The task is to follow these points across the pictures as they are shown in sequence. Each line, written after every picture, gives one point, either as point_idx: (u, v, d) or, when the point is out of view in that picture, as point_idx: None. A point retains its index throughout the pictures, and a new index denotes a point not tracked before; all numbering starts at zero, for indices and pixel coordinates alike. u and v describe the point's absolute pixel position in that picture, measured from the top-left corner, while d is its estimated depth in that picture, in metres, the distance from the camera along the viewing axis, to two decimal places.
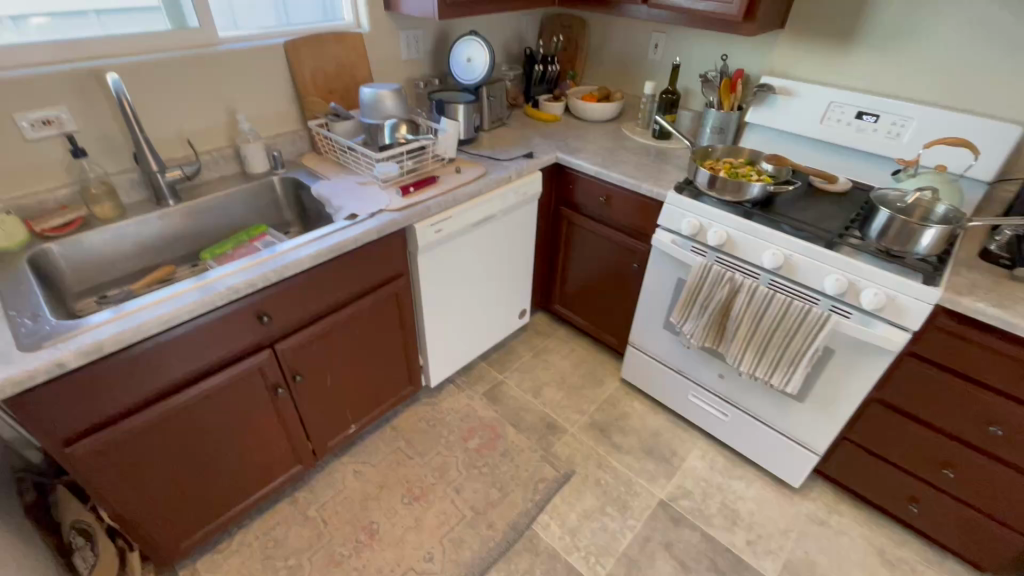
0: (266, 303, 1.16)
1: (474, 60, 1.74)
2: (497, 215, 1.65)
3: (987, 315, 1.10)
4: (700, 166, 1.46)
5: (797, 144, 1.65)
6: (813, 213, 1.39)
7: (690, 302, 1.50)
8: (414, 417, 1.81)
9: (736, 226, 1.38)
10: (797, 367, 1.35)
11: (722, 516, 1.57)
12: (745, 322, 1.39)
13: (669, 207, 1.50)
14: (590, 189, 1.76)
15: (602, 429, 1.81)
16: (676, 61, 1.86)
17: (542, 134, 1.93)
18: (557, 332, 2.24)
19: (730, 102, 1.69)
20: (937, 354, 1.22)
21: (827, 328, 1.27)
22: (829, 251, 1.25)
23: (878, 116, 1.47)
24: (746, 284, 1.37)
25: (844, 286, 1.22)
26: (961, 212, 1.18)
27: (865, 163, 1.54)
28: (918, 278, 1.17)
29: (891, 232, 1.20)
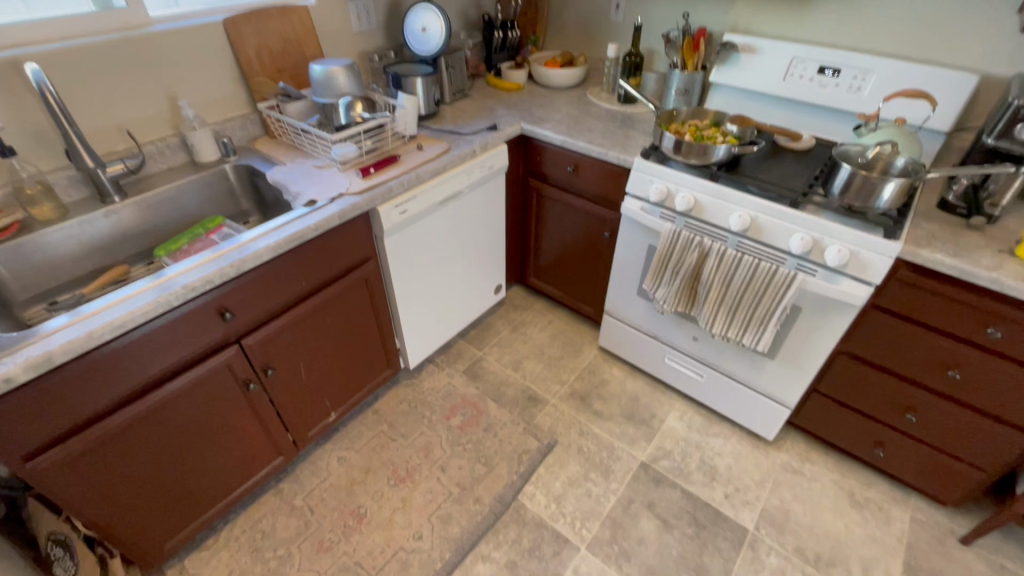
0: (226, 298, 1.12)
1: (430, 30, 1.67)
2: (464, 191, 1.62)
3: (944, 265, 1.13)
4: (665, 131, 1.44)
5: (761, 103, 1.65)
6: (778, 172, 1.39)
7: (662, 269, 1.51)
8: (395, 399, 1.81)
9: (703, 190, 1.38)
10: (767, 326, 1.37)
11: (701, 472, 1.62)
12: (715, 285, 1.41)
13: (637, 174, 1.49)
14: (557, 159, 1.73)
15: (582, 397, 1.84)
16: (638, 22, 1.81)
17: (505, 104, 1.88)
18: (534, 304, 2.24)
19: (694, 62, 1.66)
20: (899, 306, 1.26)
21: (794, 287, 1.29)
22: (794, 211, 1.26)
23: (839, 70, 1.47)
24: (714, 248, 1.38)
25: (809, 244, 1.24)
26: (921, 164, 1.18)
27: (828, 118, 1.54)
28: (880, 232, 1.19)
29: (853, 188, 1.20)
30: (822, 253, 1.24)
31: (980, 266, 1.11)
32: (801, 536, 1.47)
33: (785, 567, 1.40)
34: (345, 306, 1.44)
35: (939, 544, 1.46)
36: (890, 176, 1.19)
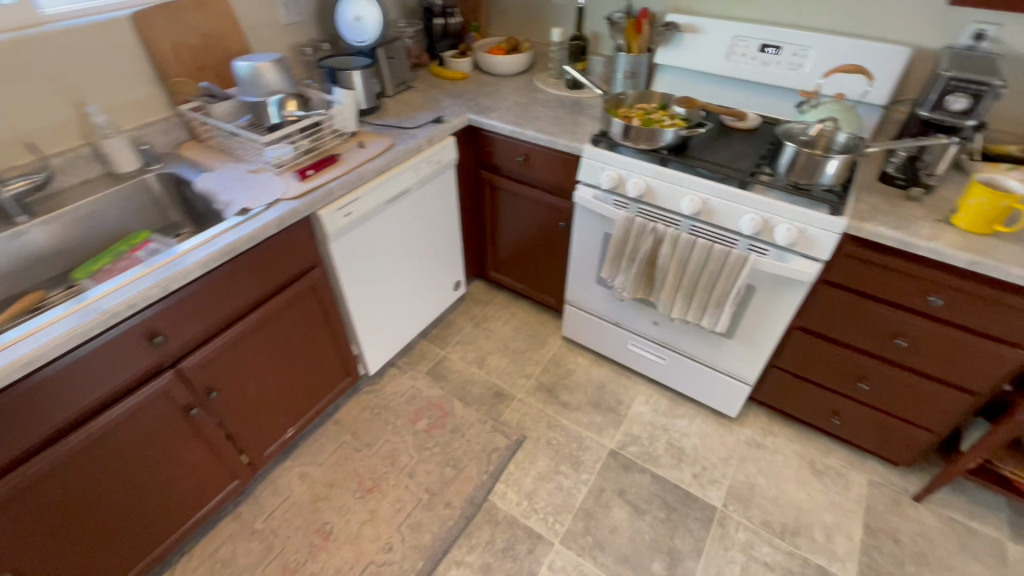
0: (155, 321, 1.03)
1: (364, 19, 1.59)
2: (413, 188, 1.55)
3: (886, 237, 1.16)
4: (613, 116, 1.42)
5: (708, 83, 1.64)
6: (726, 153, 1.39)
7: (618, 256, 1.50)
8: (357, 408, 1.74)
9: (654, 175, 1.37)
10: (724, 307, 1.38)
11: (669, 455, 1.64)
12: (671, 270, 1.41)
13: (587, 162, 1.46)
14: (507, 150, 1.68)
15: (549, 389, 1.83)
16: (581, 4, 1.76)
17: (451, 94, 1.81)
18: (496, 298, 2.20)
19: (638, 45, 1.64)
20: (847, 280, 1.28)
21: (747, 267, 1.30)
22: (743, 191, 1.26)
23: (780, 47, 1.47)
24: (668, 233, 1.37)
25: (759, 224, 1.24)
26: (860, 139, 1.21)
27: (772, 96, 1.55)
28: (825, 209, 1.21)
29: (798, 166, 1.21)
30: (772, 233, 1.25)
31: (920, 237, 1.14)
32: (767, 509, 1.51)
33: (753, 540, 1.43)
34: (292, 318, 1.37)
35: (894, 503, 1.53)
36: (833, 152, 1.21)
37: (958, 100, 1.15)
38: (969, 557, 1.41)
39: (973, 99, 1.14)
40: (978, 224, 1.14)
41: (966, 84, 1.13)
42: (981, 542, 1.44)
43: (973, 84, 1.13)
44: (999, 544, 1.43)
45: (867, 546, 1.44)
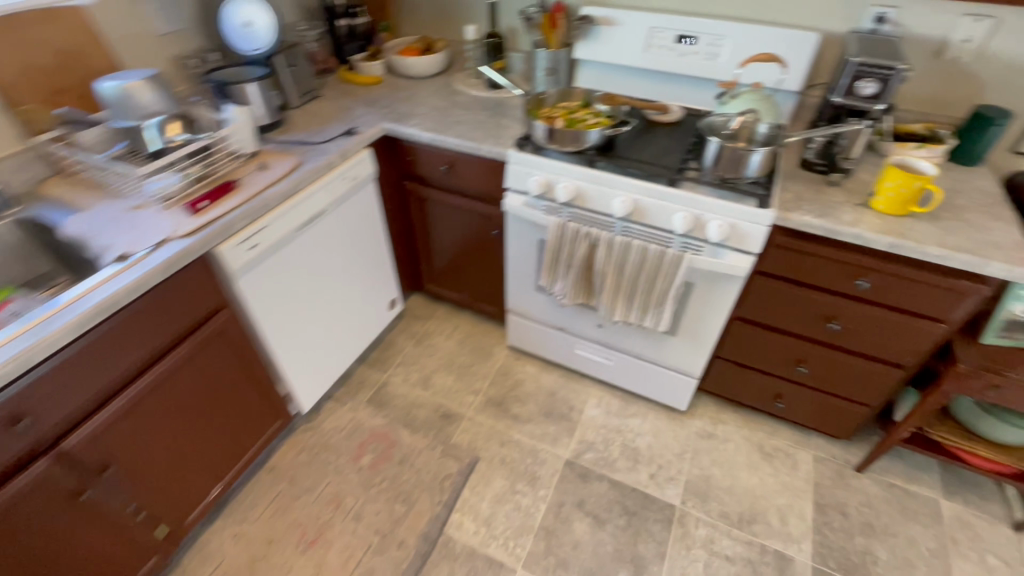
0: (17, 403, 0.87)
1: (255, 25, 1.44)
2: (328, 209, 1.42)
3: (812, 226, 1.16)
4: (536, 118, 1.36)
5: (629, 76, 1.60)
6: (652, 149, 1.35)
7: (555, 264, 1.44)
8: (293, 450, 1.60)
9: (582, 178, 1.31)
10: (665, 306, 1.36)
11: (625, 458, 1.61)
12: (609, 273, 1.37)
13: (514, 168, 1.39)
14: (429, 158, 1.58)
15: (499, 403, 1.76)
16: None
17: (363, 101, 1.68)
18: (436, 312, 2.10)
19: (556, 41, 1.58)
20: (780, 269, 1.29)
21: (683, 266, 1.27)
22: (672, 189, 1.23)
23: (695, 38, 1.45)
24: (602, 237, 1.32)
25: (691, 222, 1.22)
26: (780, 129, 1.22)
27: (692, 87, 1.53)
28: (753, 201, 1.20)
29: (723, 160, 1.20)
30: (704, 230, 1.23)
31: (843, 223, 1.15)
32: (724, 500, 1.52)
33: (713, 535, 1.44)
34: (199, 368, 1.22)
35: (839, 477, 1.58)
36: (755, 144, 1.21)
37: (868, 85, 1.16)
38: (910, 521, 1.48)
39: (882, 83, 1.15)
40: (895, 207, 1.16)
41: (874, 68, 1.14)
42: (919, 504, 1.52)
43: (881, 69, 1.14)
44: (934, 504, 1.52)
45: (819, 524, 1.47)
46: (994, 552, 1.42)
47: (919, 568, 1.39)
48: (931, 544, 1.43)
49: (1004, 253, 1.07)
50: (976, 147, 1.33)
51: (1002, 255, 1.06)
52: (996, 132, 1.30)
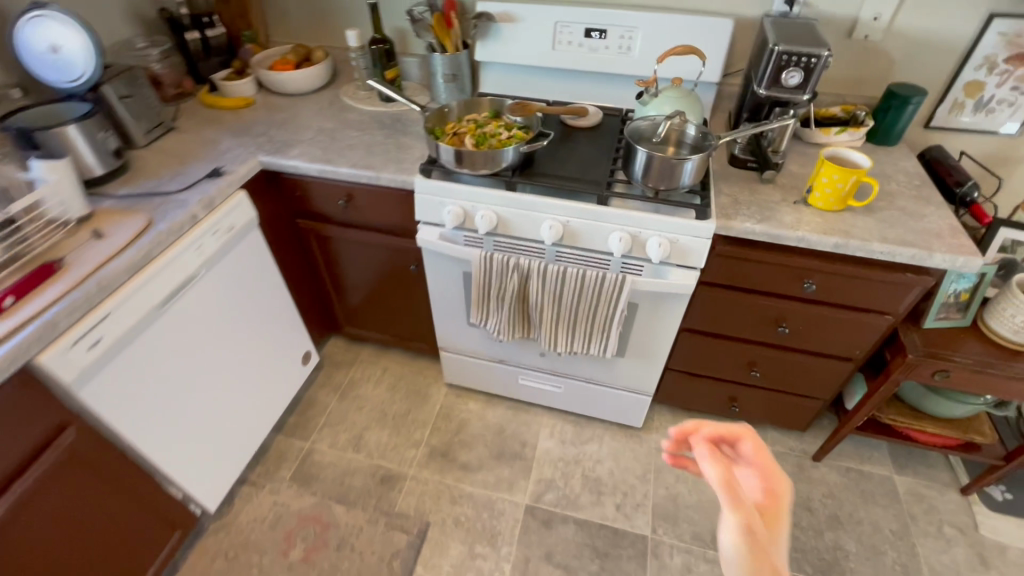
0: None
1: (65, 48, 1.13)
2: (200, 272, 1.15)
3: (754, 233, 1.08)
4: (439, 140, 1.15)
5: (538, 76, 1.45)
6: (576, 161, 1.21)
7: (485, 299, 1.27)
8: (204, 558, 1.34)
9: (503, 203, 1.14)
10: (610, 332, 1.23)
11: (588, 491, 1.50)
12: (546, 305, 1.21)
13: (423, 199, 1.19)
14: (322, 193, 1.35)
15: (444, 453, 1.58)
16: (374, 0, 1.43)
17: (232, 129, 1.40)
18: (359, 356, 1.87)
19: (452, 42, 1.39)
20: (725, 278, 1.19)
21: (625, 289, 1.14)
22: (604, 208, 1.09)
23: (605, 31, 1.31)
24: (534, 266, 1.17)
25: (629, 242, 1.09)
26: (710, 130, 1.09)
27: (608, 84, 1.40)
28: (692, 213, 1.08)
29: (654, 171, 1.06)
30: (643, 248, 1.11)
31: (786, 226, 1.07)
32: (694, 519, 1.44)
33: (689, 562, 1.36)
34: (40, 512, 0.93)
35: (799, 470, 1.56)
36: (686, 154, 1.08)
37: (791, 75, 1.08)
38: (870, 504, 1.48)
39: (806, 72, 1.07)
40: (834, 203, 1.09)
41: (796, 57, 1.05)
42: (875, 484, 1.53)
43: (803, 57, 1.05)
44: (888, 482, 1.54)
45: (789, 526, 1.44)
46: (948, 521, 1.46)
47: (887, 554, 1.39)
48: (893, 525, 1.44)
49: (945, 242, 1.03)
50: (895, 128, 1.30)
51: (943, 244, 1.03)
52: (910, 110, 1.26)
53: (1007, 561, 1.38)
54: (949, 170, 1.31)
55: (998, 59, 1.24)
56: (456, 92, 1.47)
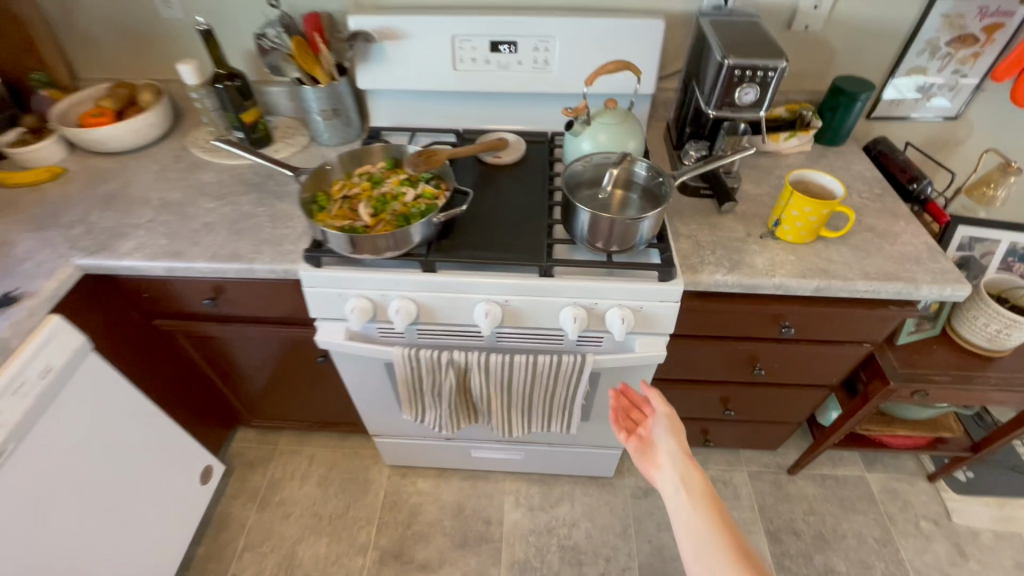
0: None
1: None
2: (6, 450, 0.81)
3: (727, 286, 0.91)
4: (325, 224, 0.87)
5: (440, 102, 1.18)
6: (504, 216, 0.97)
7: (417, 396, 1.03)
8: None
9: (422, 288, 0.89)
10: (573, 411, 1.04)
11: (568, 565, 1.35)
12: (493, 396, 1.00)
13: (316, 294, 0.92)
14: (181, 290, 1.03)
15: (399, 554, 1.37)
16: (201, 21, 1.03)
17: (36, 219, 1.02)
18: (279, 446, 1.57)
19: (325, 71, 1.08)
20: (695, 331, 1.03)
21: (587, 369, 0.94)
22: (550, 281, 0.87)
23: (514, 43, 1.07)
24: (472, 358, 0.94)
25: (584, 318, 0.89)
26: (661, 168, 0.91)
27: (526, 104, 1.17)
28: (654, 273, 0.88)
29: (602, 233, 0.86)
30: (601, 321, 0.91)
31: (760, 272, 0.91)
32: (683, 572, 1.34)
33: None
34: None
35: (777, 488, 1.49)
36: (638, 210, 0.91)
37: (746, 91, 0.90)
38: (849, 513, 1.45)
39: (761, 87, 0.90)
40: (805, 236, 0.94)
41: (750, 71, 0.88)
42: (851, 489, 1.49)
43: (758, 72, 0.88)
44: (861, 483, 1.50)
45: (779, 558, 1.37)
46: (922, 515, 1.45)
47: (875, 566, 1.35)
48: (875, 532, 1.41)
49: (927, 268, 0.92)
50: (843, 127, 1.17)
51: (926, 270, 0.91)
52: (858, 107, 1.13)
53: (981, 546, 1.39)
54: (900, 166, 1.20)
55: (940, 43, 1.13)
56: (340, 132, 1.18)
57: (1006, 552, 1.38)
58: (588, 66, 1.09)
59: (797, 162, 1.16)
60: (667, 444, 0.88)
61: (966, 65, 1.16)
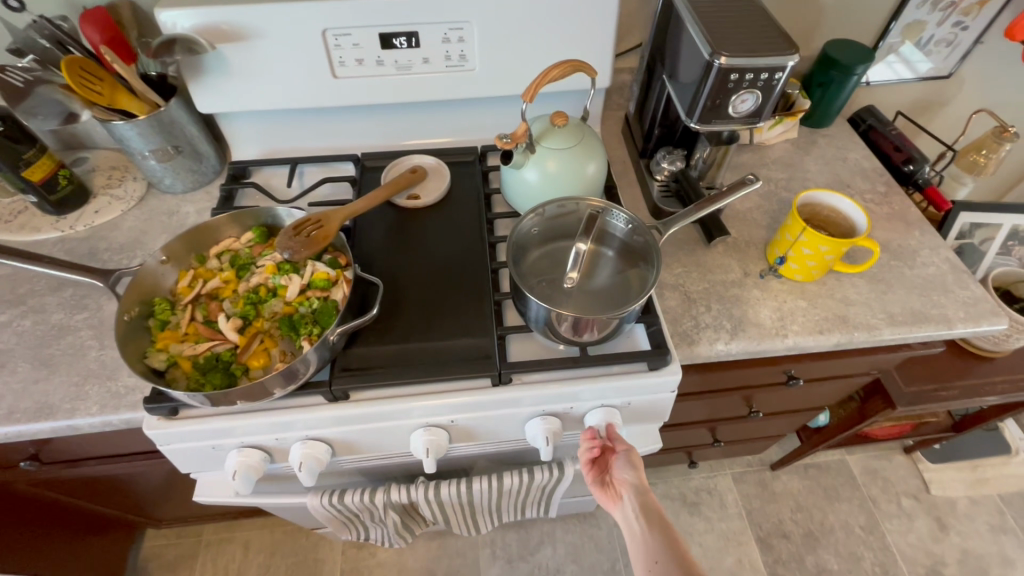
0: None
1: None
2: None
3: (731, 355, 0.71)
4: (173, 376, 0.60)
5: (324, 118, 0.86)
6: (432, 296, 0.71)
7: (352, 525, 0.81)
8: None
9: (334, 427, 0.64)
10: (550, 506, 0.86)
11: None
12: (452, 517, 0.80)
13: (178, 451, 0.64)
14: None
15: None
16: None
17: None
18: (203, 536, 1.33)
19: (142, 104, 0.73)
20: (687, 393, 0.85)
21: (567, 480, 0.75)
22: (509, 396, 0.64)
23: (414, 34, 0.75)
24: (420, 496, 0.72)
25: (557, 430, 0.67)
26: (643, 222, 0.67)
27: (444, 112, 0.88)
28: (642, 362, 0.67)
29: (565, 328, 0.62)
30: (580, 423, 0.70)
31: (769, 332, 0.72)
32: None
33: None
34: None
35: (763, 488, 1.42)
36: (611, 278, 0.67)
37: (743, 99, 0.67)
38: (834, 502, 1.40)
39: (763, 92, 0.66)
40: (816, 274, 0.75)
41: (749, 74, 0.64)
42: (834, 474, 1.44)
43: (761, 74, 0.64)
44: (842, 466, 1.46)
45: (772, 566, 1.31)
46: (903, 492, 1.42)
47: (866, 557, 1.32)
48: (861, 520, 1.37)
49: (956, 297, 0.76)
50: (833, 105, 0.95)
51: (956, 301, 0.75)
52: (852, 83, 0.91)
53: (959, 515, 1.39)
54: (893, 144, 0.99)
55: None
56: (189, 172, 0.84)
57: (981, 517, 1.39)
58: (521, 57, 0.79)
59: (785, 154, 0.95)
60: (630, 480, 0.65)
61: (969, 15, 0.96)
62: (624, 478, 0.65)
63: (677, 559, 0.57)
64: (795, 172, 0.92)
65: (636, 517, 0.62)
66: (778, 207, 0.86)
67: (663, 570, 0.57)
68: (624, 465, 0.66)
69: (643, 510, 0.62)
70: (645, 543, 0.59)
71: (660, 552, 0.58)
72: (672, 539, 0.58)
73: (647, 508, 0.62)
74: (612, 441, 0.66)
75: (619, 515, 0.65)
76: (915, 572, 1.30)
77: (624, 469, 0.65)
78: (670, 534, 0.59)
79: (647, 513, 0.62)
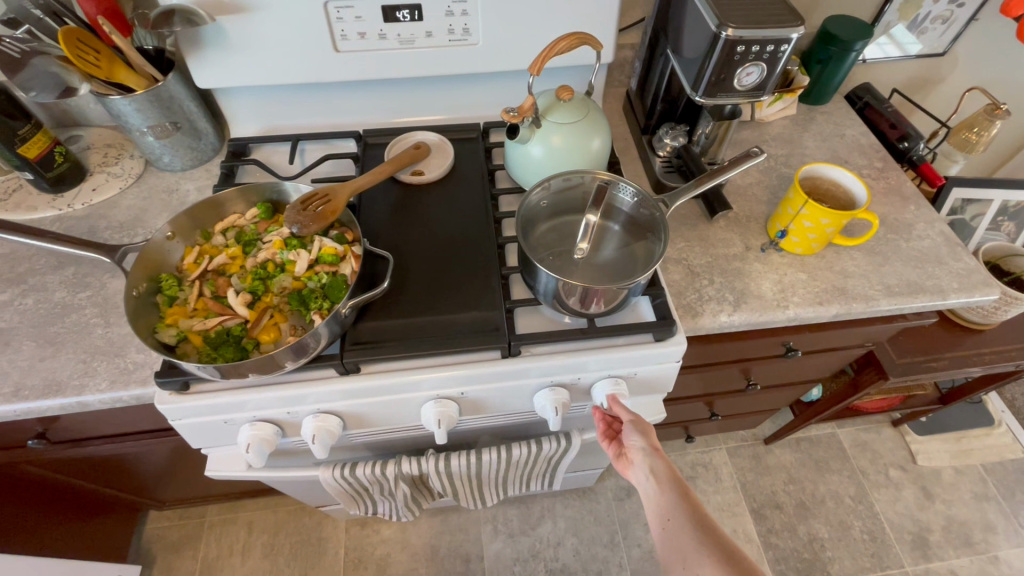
0: None
1: None
2: None
3: (733, 326, 0.73)
4: (185, 349, 0.60)
5: (325, 94, 0.85)
6: (439, 270, 0.71)
7: (361, 499, 0.82)
8: None
9: (348, 400, 0.65)
10: (555, 477, 0.88)
11: None
12: (460, 489, 0.81)
13: (189, 426, 0.64)
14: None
15: None
16: None
17: None
18: (206, 517, 1.33)
19: (141, 81, 0.72)
20: (690, 365, 0.86)
21: (574, 450, 0.77)
22: (521, 367, 0.65)
23: (416, 6, 0.74)
24: (430, 467, 0.73)
25: (564, 401, 0.69)
26: (650, 194, 0.68)
27: (446, 88, 0.87)
28: (648, 333, 0.68)
29: (573, 300, 0.63)
30: (587, 394, 0.71)
31: (771, 304, 0.73)
32: None
33: None
34: None
35: (757, 461, 1.46)
36: (619, 251, 0.68)
37: (748, 72, 0.67)
38: (825, 474, 1.44)
39: (768, 65, 0.67)
40: (816, 247, 0.76)
41: (754, 46, 0.64)
42: (825, 447, 1.49)
43: (767, 46, 0.64)
44: (833, 440, 1.50)
45: (766, 535, 1.35)
46: (890, 463, 1.47)
47: (855, 525, 1.37)
48: (851, 490, 1.42)
49: (949, 268, 0.78)
50: (832, 82, 0.96)
51: (949, 273, 0.77)
52: (850, 60, 0.92)
53: (944, 484, 1.44)
54: (888, 121, 0.99)
55: None
56: (187, 150, 0.83)
57: (965, 486, 1.44)
58: (526, 32, 0.79)
59: (784, 130, 0.96)
60: (638, 445, 0.64)
61: None
62: (633, 444, 0.64)
63: (690, 516, 0.57)
64: (795, 148, 0.93)
65: (648, 481, 0.62)
66: (778, 182, 0.87)
67: (677, 529, 0.57)
68: (632, 431, 0.65)
69: (654, 473, 0.62)
70: (658, 504, 0.60)
71: (672, 510, 0.58)
72: (685, 496, 0.59)
73: (658, 471, 0.61)
74: (617, 410, 0.66)
75: (635, 480, 0.65)
76: (901, 538, 1.35)
77: (631, 435, 0.65)
78: (682, 493, 0.59)
79: (659, 475, 0.61)
